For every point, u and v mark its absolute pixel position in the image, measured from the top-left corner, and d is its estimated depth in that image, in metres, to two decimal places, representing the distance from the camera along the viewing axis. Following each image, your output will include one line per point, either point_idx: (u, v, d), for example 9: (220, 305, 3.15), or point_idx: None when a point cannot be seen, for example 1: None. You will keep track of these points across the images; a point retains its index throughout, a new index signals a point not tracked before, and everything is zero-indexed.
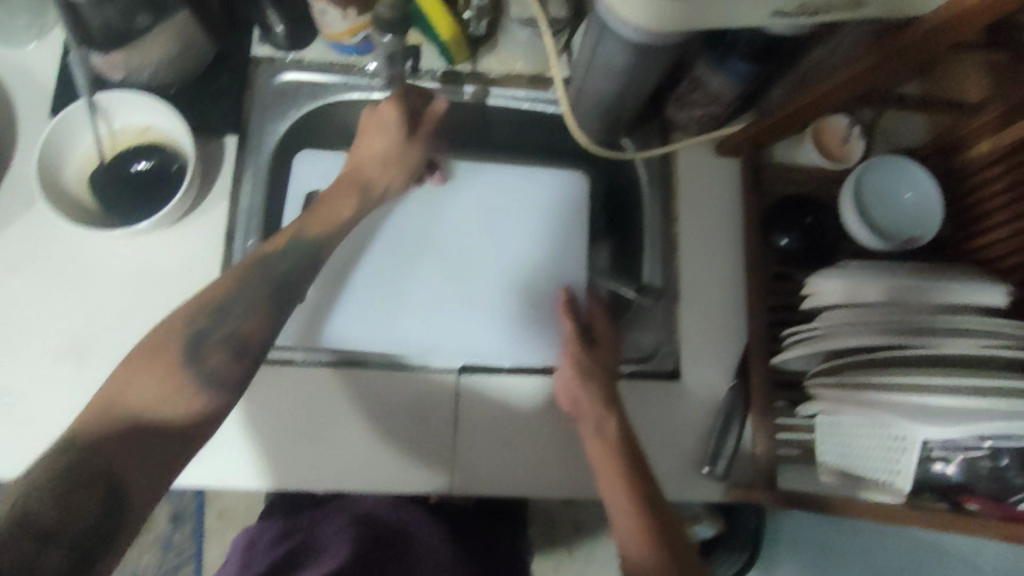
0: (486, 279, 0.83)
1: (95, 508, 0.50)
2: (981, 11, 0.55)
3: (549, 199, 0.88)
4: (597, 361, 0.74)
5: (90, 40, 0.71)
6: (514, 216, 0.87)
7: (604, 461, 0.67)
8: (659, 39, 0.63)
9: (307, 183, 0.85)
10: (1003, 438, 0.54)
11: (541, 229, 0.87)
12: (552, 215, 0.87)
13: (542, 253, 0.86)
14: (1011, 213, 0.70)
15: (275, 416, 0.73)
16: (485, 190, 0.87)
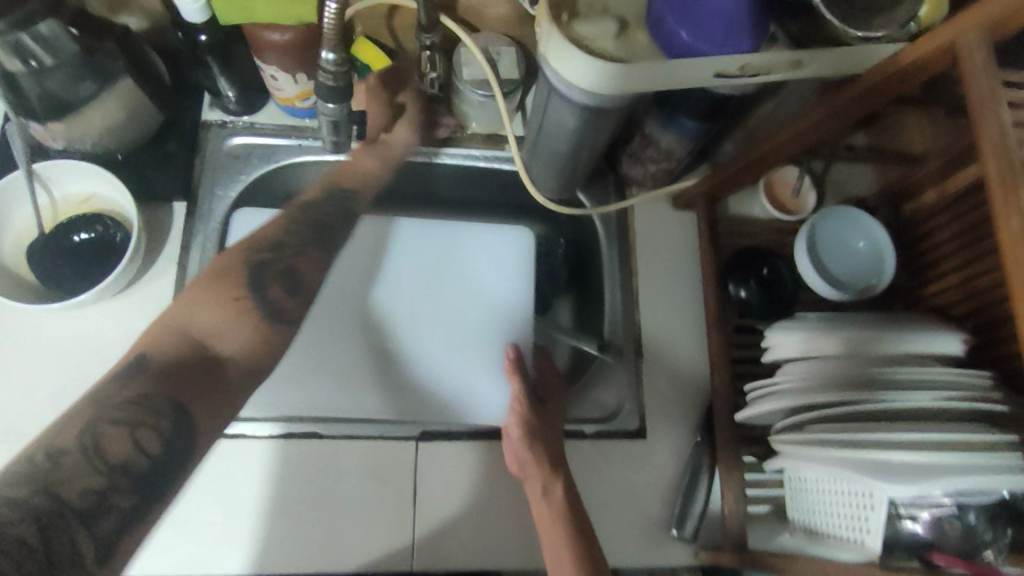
0: (444, 336, 0.79)
1: (162, 431, 0.53)
2: (915, 72, 0.56)
3: (504, 251, 0.84)
4: (544, 423, 0.72)
5: (33, 115, 0.69)
6: (468, 270, 0.83)
7: (548, 526, 0.65)
8: (606, 101, 0.63)
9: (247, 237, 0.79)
10: (967, 494, 0.54)
11: (496, 282, 0.83)
12: (505, 267, 0.84)
13: (496, 307, 0.82)
14: (960, 261, 0.71)
15: (224, 495, 0.70)
16: (427, 243, 0.83)
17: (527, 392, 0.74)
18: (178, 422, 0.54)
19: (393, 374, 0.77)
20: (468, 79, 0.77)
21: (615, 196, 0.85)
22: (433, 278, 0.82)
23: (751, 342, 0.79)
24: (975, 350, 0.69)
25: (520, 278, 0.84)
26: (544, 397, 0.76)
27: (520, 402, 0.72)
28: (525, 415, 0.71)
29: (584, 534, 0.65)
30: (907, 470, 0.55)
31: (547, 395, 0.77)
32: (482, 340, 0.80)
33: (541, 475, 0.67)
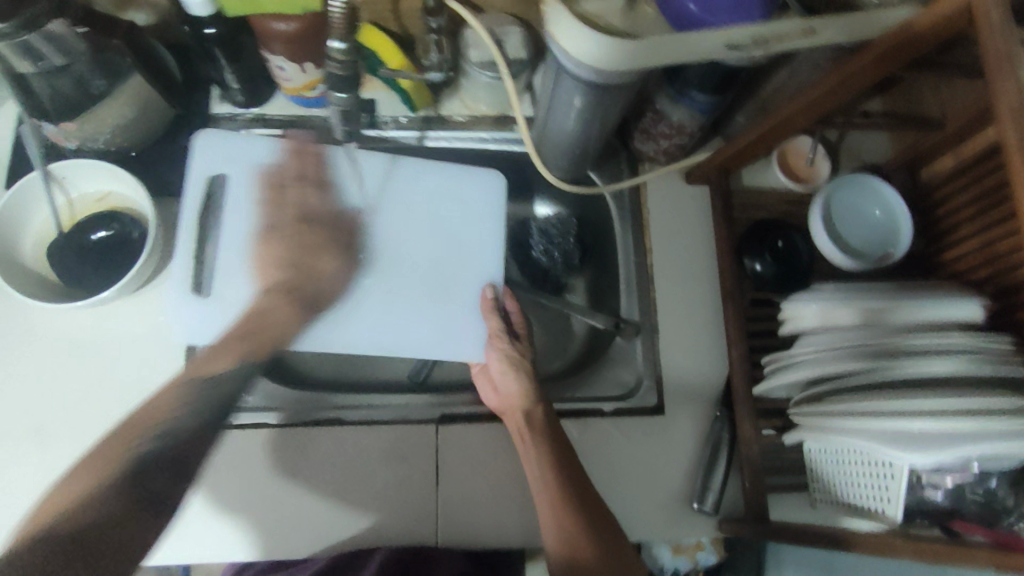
0: (409, 277, 0.78)
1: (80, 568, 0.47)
2: (929, 35, 0.55)
3: (478, 196, 0.81)
4: (523, 357, 0.74)
5: (47, 117, 0.70)
6: (441, 215, 0.80)
7: (551, 487, 0.67)
8: (613, 78, 0.63)
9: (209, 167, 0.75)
10: (989, 460, 0.54)
11: (471, 229, 0.81)
12: (481, 215, 0.81)
13: (472, 254, 0.80)
14: (979, 225, 0.70)
15: (249, 478, 0.72)
16: (401, 183, 0.80)
17: (504, 330, 0.75)
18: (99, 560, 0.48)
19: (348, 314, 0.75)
20: (475, 61, 0.77)
21: (627, 172, 0.85)
22: (398, 219, 0.79)
23: (769, 314, 0.78)
24: (996, 316, 0.68)
25: (496, 225, 0.81)
26: (520, 329, 0.76)
27: (502, 340, 0.75)
28: (509, 353, 0.74)
29: (571, 473, 0.68)
30: (926, 439, 0.55)
31: (524, 325, 0.77)
32: (455, 287, 0.78)
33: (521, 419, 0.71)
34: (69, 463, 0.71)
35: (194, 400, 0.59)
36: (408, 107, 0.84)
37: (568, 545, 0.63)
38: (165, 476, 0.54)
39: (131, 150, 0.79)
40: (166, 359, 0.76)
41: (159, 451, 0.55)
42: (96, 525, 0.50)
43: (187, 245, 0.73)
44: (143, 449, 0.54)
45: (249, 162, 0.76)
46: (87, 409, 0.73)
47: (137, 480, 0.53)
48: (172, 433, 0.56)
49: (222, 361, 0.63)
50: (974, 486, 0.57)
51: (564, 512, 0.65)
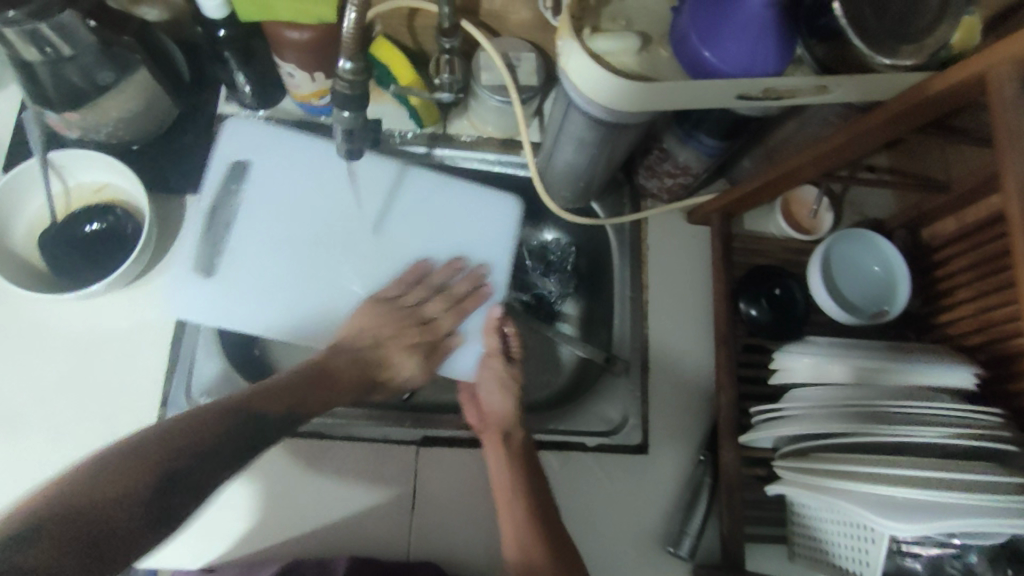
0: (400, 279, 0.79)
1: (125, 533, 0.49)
2: (940, 101, 0.55)
3: (491, 222, 0.82)
4: (516, 381, 0.74)
5: (48, 104, 0.69)
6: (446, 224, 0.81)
7: (517, 497, 0.67)
8: (621, 116, 0.62)
9: (235, 154, 0.78)
10: (969, 535, 0.54)
11: (476, 246, 0.81)
12: (492, 233, 0.81)
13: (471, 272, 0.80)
14: (978, 290, 0.70)
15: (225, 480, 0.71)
16: (413, 193, 0.81)
17: (502, 353, 0.75)
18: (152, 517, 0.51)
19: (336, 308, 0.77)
20: (486, 84, 0.76)
21: (629, 208, 0.84)
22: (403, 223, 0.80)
23: (762, 361, 0.78)
24: (987, 383, 0.68)
25: (502, 249, 0.81)
26: (515, 351, 0.76)
27: (497, 360, 0.75)
28: (503, 374, 0.75)
29: (542, 490, 0.69)
30: (910, 507, 0.54)
31: (521, 350, 0.77)
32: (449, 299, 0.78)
33: (498, 433, 0.71)
34: (39, 456, 0.70)
35: (240, 428, 0.58)
36: (416, 122, 0.83)
37: (526, 550, 0.64)
38: (190, 488, 0.53)
39: (132, 143, 0.78)
40: (149, 357, 0.75)
41: (192, 464, 0.54)
42: (113, 519, 0.49)
43: (200, 219, 0.76)
44: (177, 466, 0.53)
45: (272, 155, 0.79)
46: (63, 401, 0.72)
47: (167, 493, 0.52)
48: (207, 456, 0.55)
49: (267, 394, 0.62)
50: (953, 560, 0.57)
51: (530, 526, 0.65)
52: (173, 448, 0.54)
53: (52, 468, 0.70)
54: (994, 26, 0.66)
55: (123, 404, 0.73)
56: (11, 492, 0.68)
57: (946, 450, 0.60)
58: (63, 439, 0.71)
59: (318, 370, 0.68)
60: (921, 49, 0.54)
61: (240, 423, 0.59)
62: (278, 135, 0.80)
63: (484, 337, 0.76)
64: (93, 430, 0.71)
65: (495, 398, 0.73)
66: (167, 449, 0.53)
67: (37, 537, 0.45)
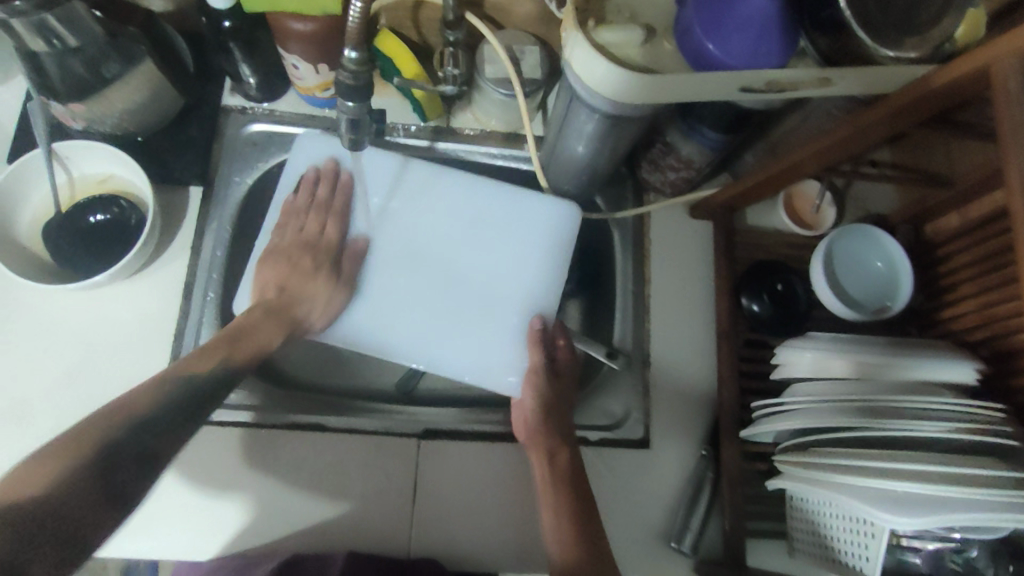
0: (446, 293, 0.79)
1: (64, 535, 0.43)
2: (944, 95, 0.55)
3: (527, 227, 0.80)
4: (561, 397, 0.74)
5: (54, 95, 0.69)
6: (491, 231, 0.80)
7: (557, 498, 0.68)
8: (624, 108, 0.62)
9: (300, 168, 0.80)
10: (969, 530, 0.54)
11: (521, 255, 0.80)
12: (526, 237, 0.80)
13: (514, 282, 0.79)
14: (981, 286, 0.69)
15: (227, 472, 0.71)
16: (447, 200, 0.80)
17: (546, 367, 0.75)
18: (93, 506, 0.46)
19: (389, 319, 0.78)
20: (490, 77, 0.76)
21: (632, 202, 0.84)
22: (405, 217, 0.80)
23: (764, 356, 0.78)
24: (990, 379, 0.67)
25: (534, 252, 0.80)
26: (561, 367, 0.76)
27: (540, 375, 0.74)
28: (542, 388, 0.74)
29: (581, 493, 0.69)
30: (909, 502, 0.54)
31: (568, 363, 0.76)
32: (495, 313, 0.79)
33: (543, 453, 0.70)
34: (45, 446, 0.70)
35: (174, 403, 0.56)
36: (419, 115, 0.84)
37: (566, 552, 0.65)
38: (135, 467, 0.49)
39: (137, 135, 0.78)
40: (153, 349, 0.75)
41: (128, 439, 0.50)
42: (68, 496, 0.45)
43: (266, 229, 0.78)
44: (108, 441, 0.49)
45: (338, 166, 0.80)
46: (67, 392, 0.72)
47: (111, 468, 0.48)
48: (144, 429, 0.52)
49: (197, 365, 0.62)
50: (953, 554, 0.57)
51: (574, 527, 0.66)
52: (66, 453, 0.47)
53: None
54: (999, 20, 0.66)
55: (127, 395, 0.73)
56: None
57: (947, 444, 0.60)
58: (67, 430, 0.71)
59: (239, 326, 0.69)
60: (924, 41, 0.56)
61: (177, 407, 0.56)
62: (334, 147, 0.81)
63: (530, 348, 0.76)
64: None
65: (528, 409, 0.73)
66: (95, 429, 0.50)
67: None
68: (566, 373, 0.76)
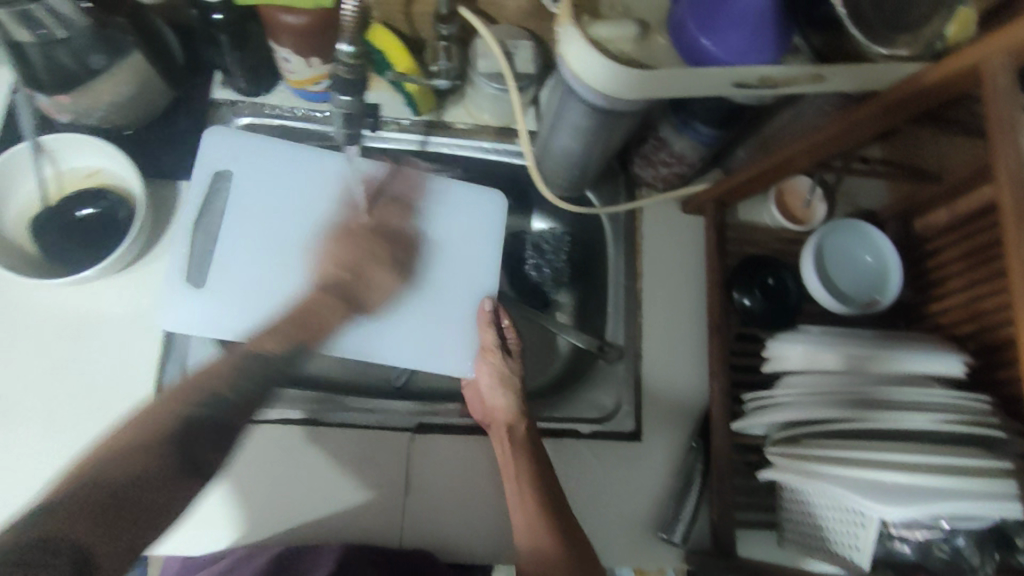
0: (387, 285, 0.78)
1: (170, 500, 0.56)
2: (934, 92, 0.56)
3: (478, 220, 0.83)
4: (516, 374, 0.73)
5: (39, 87, 0.68)
6: (439, 231, 0.82)
7: (523, 471, 0.68)
8: (613, 103, 0.63)
9: (217, 162, 0.77)
10: (958, 518, 0.55)
11: (471, 251, 0.82)
12: (476, 231, 0.83)
13: (468, 274, 0.81)
14: (971, 279, 0.70)
15: (264, 472, 0.72)
16: (386, 199, 0.81)
17: (499, 346, 0.75)
18: (144, 501, 0.54)
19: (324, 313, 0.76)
20: (483, 71, 0.76)
21: (624, 197, 0.85)
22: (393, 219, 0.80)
23: (753, 351, 0.78)
24: (977, 371, 0.69)
25: (484, 243, 0.82)
26: (512, 345, 0.76)
27: (496, 354, 0.75)
28: (501, 368, 0.74)
29: (551, 484, 0.68)
30: (899, 492, 0.55)
31: (517, 341, 0.76)
32: (449, 305, 0.79)
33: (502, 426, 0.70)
34: (32, 441, 0.70)
35: (240, 381, 0.64)
36: (412, 110, 0.84)
37: (534, 544, 0.64)
38: (209, 442, 0.60)
39: (125, 128, 0.78)
40: (143, 343, 0.74)
41: (206, 418, 0.60)
42: (146, 470, 0.55)
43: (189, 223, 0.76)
44: (187, 418, 0.59)
45: (251, 159, 0.79)
46: (56, 387, 0.72)
47: (189, 447, 0.58)
48: (199, 428, 0.59)
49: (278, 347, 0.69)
50: (941, 542, 0.58)
51: (540, 519, 0.65)
52: (152, 446, 0.56)
53: (48, 454, 0.70)
54: (987, 19, 0.67)
55: (117, 390, 0.72)
56: (7, 477, 0.68)
57: (936, 435, 0.61)
58: (56, 424, 0.71)
59: (304, 306, 0.74)
60: (916, 37, 0.56)
61: (247, 377, 0.64)
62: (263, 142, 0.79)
63: (483, 329, 0.76)
64: (85, 416, 0.71)
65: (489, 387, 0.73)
66: (183, 404, 0.60)
67: (70, 506, 0.50)
68: (518, 349, 0.76)
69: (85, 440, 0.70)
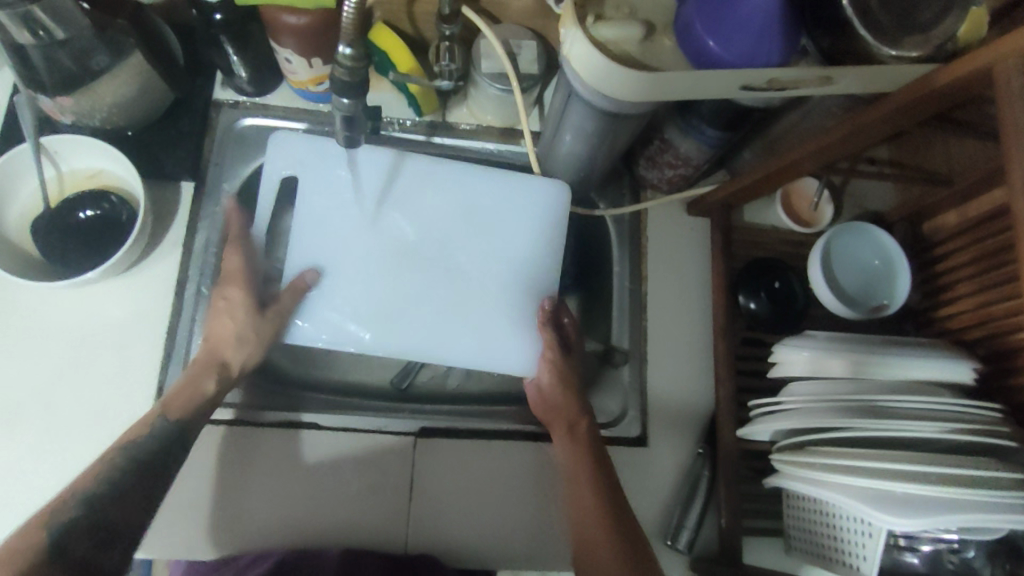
0: (448, 283, 0.75)
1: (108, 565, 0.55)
2: (944, 95, 0.54)
3: (535, 205, 0.77)
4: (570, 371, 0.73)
5: (42, 90, 0.67)
6: (505, 220, 0.76)
7: (579, 477, 0.67)
8: (616, 105, 0.62)
9: (282, 169, 0.74)
10: (967, 530, 0.54)
11: (523, 242, 0.76)
12: (532, 219, 0.77)
13: (523, 266, 0.76)
14: (981, 284, 0.69)
15: (258, 474, 0.71)
16: (449, 190, 0.76)
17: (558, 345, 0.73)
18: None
19: (393, 317, 0.73)
20: (486, 72, 0.75)
21: (630, 199, 0.84)
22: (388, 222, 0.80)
23: (759, 355, 0.78)
24: (987, 378, 0.68)
25: (542, 233, 0.77)
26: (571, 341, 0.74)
27: (554, 352, 0.73)
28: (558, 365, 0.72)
29: (612, 491, 0.67)
30: (907, 502, 0.54)
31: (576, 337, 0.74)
32: (503, 301, 0.75)
33: (564, 423, 0.71)
34: (36, 447, 0.69)
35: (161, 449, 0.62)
36: (414, 111, 0.83)
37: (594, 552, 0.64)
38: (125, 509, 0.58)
39: (127, 129, 0.77)
40: (145, 345, 0.74)
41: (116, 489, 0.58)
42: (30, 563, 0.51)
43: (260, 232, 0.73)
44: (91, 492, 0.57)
45: (314, 159, 0.74)
46: (59, 392, 0.71)
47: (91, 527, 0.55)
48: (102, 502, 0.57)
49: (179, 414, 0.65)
50: (950, 553, 0.57)
51: (598, 526, 0.64)
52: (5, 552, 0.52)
53: (51, 457, 0.69)
54: (1000, 19, 0.66)
55: (119, 393, 0.72)
56: (8, 481, 0.68)
57: (945, 444, 0.60)
58: (58, 427, 0.70)
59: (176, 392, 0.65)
60: (926, 41, 0.55)
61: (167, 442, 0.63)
62: (312, 142, 0.75)
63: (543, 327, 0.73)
64: (87, 419, 0.71)
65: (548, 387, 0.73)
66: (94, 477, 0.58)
67: None
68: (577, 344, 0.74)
69: (88, 443, 0.70)
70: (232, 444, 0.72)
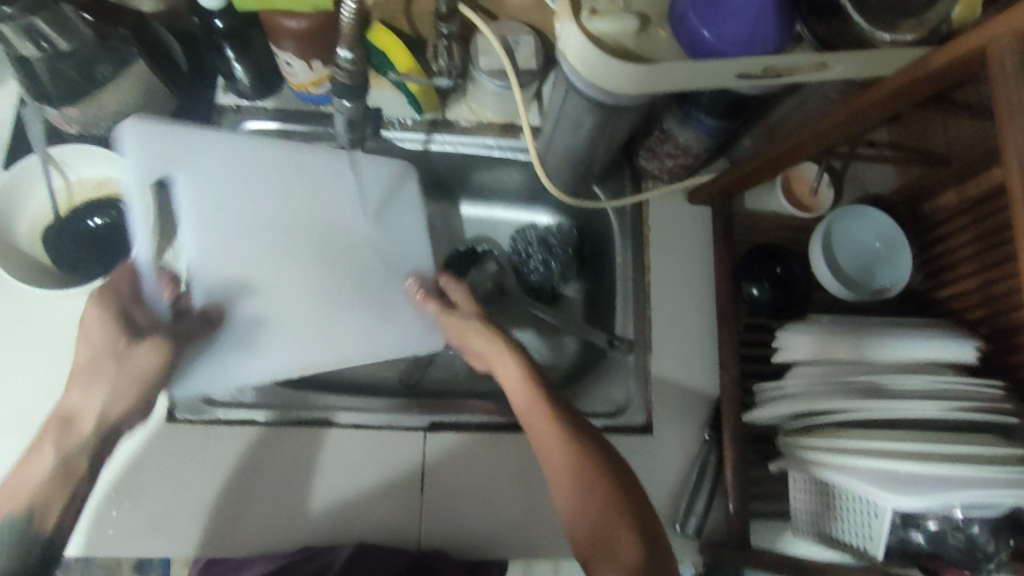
0: (345, 272, 0.75)
1: None
2: (936, 78, 0.55)
3: (398, 190, 0.80)
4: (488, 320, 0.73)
5: (48, 100, 0.68)
6: (375, 207, 0.78)
7: (538, 423, 0.64)
8: (613, 97, 0.62)
9: (154, 167, 0.64)
10: (971, 507, 0.55)
11: (399, 226, 0.80)
12: (404, 206, 0.80)
13: (407, 251, 0.80)
14: (981, 263, 0.70)
15: (272, 473, 0.73)
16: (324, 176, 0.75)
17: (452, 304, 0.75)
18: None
19: (304, 319, 0.72)
20: (485, 68, 0.76)
21: (631, 189, 0.85)
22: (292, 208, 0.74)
23: (764, 340, 0.79)
24: (988, 355, 0.69)
25: (414, 217, 0.81)
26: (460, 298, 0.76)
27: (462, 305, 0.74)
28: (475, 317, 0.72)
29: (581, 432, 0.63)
30: (911, 482, 0.55)
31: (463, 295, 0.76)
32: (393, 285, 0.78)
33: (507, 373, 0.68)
34: None
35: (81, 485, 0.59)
36: (414, 109, 0.83)
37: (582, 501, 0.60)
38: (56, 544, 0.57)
39: None
40: None
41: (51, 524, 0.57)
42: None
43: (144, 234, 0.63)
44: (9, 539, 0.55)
45: (190, 156, 0.66)
46: None
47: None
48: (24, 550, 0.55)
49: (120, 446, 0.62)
50: (956, 529, 0.57)
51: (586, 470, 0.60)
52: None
53: None
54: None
55: None
56: None
57: (948, 422, 0.60)
58: None
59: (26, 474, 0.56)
60: (921, 24, 0.54)
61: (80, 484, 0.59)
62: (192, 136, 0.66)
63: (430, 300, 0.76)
64: None
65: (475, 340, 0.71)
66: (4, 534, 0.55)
67: None
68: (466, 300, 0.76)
69: None
70: (245, 446, 0.73)
